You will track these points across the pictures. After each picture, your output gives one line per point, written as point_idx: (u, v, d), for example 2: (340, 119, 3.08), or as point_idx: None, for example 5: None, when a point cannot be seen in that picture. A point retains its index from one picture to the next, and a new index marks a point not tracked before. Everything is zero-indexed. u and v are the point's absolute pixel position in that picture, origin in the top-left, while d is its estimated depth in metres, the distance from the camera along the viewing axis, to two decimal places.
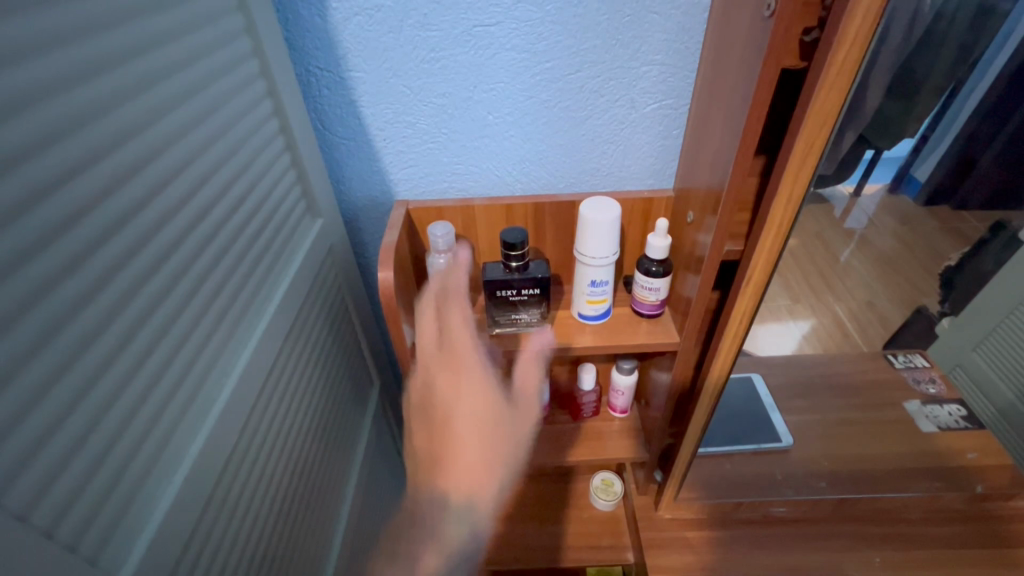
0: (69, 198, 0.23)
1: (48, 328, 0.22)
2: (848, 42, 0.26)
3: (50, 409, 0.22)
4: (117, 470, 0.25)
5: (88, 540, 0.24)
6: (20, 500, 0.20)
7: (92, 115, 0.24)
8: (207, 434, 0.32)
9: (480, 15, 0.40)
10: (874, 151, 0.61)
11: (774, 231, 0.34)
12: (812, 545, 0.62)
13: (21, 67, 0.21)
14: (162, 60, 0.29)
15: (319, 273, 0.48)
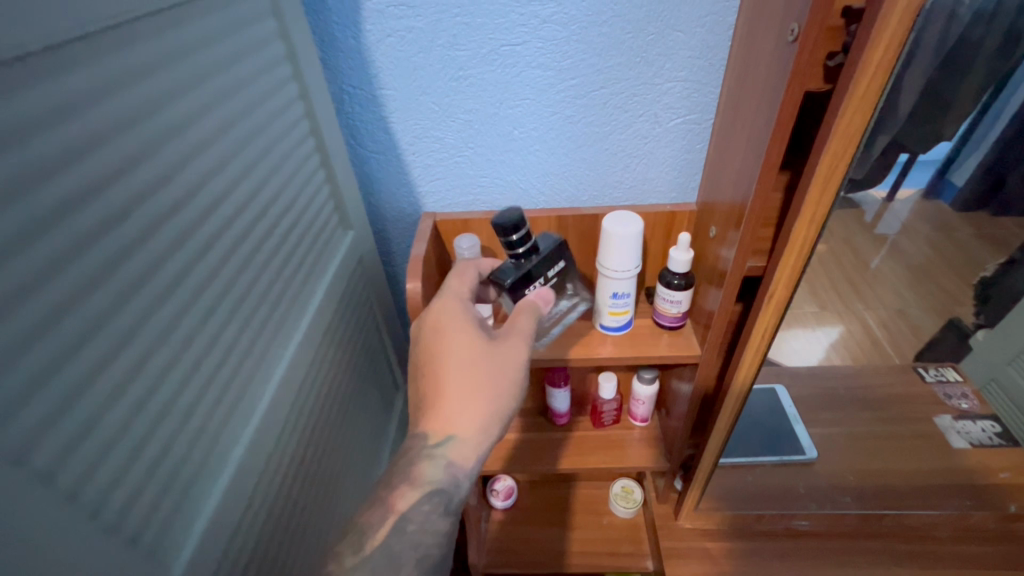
0: (138, 222, 0.25)
1: (119, 341, 0.24)
2: (871, 68, 0.26)
3: (117, 418, 0.24)
4: (169, 477, 0.27)
5: (149, 534, 0.26)
6: (94, 498, 0.23)
7: (157, 145, 0.27)
8: (250, 438, 0.34)
9: (508, 36, 0.41)
10: (907, 156, 0.58)
11: (797, 249, 0.34)
12: (835, 560, 0.61)
13: (96, 106, 0.23)
14: (214, 87, 0.31)
15: (349, 282, 0.50)
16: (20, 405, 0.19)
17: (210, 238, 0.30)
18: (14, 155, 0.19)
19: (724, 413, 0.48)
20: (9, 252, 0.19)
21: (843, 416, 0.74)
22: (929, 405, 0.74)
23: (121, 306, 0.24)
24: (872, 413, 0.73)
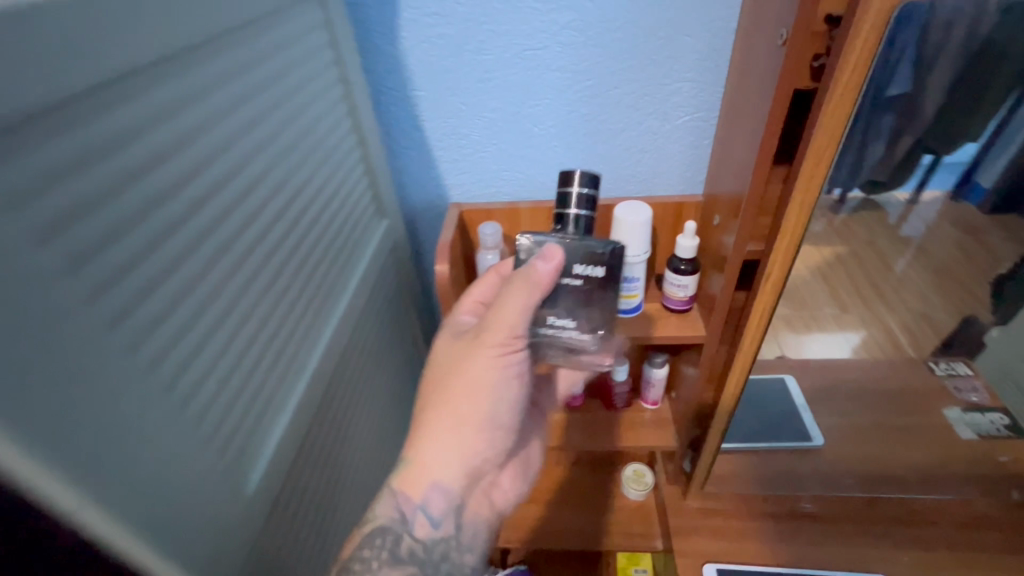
0: (231, 196, 0.30)
1: (217, 291, 0.28)
2: (850, 66, 0.29)
3: (217, 355, 0.28)
4: (254, 417, 0.32)
5: (239, 454, 0.30)
6: (202, 419, 0.27)
7: (242, 133, 0.31)
8: (309, 390, 0.38)
9: (529, 41, 0.46)
10: (931, 157, 0.60)
11: (790, 232, 0.38)
12: (842, 543, 0.62)
13: (203, 99, 0.28)
14: (282, 86, 0.36)
15: (383, 266, 0.54)
16: (154, 332, 0.24)
17: (279, 213, 0.35)
18: (152, 135, 0.24)
19: (727, 392, 0.51)
20: (151, 209, 0.24)
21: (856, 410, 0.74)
22: (937, 398, 0.76)
23: (214, 264, 0.29)
24: (880, 405, 0.75)
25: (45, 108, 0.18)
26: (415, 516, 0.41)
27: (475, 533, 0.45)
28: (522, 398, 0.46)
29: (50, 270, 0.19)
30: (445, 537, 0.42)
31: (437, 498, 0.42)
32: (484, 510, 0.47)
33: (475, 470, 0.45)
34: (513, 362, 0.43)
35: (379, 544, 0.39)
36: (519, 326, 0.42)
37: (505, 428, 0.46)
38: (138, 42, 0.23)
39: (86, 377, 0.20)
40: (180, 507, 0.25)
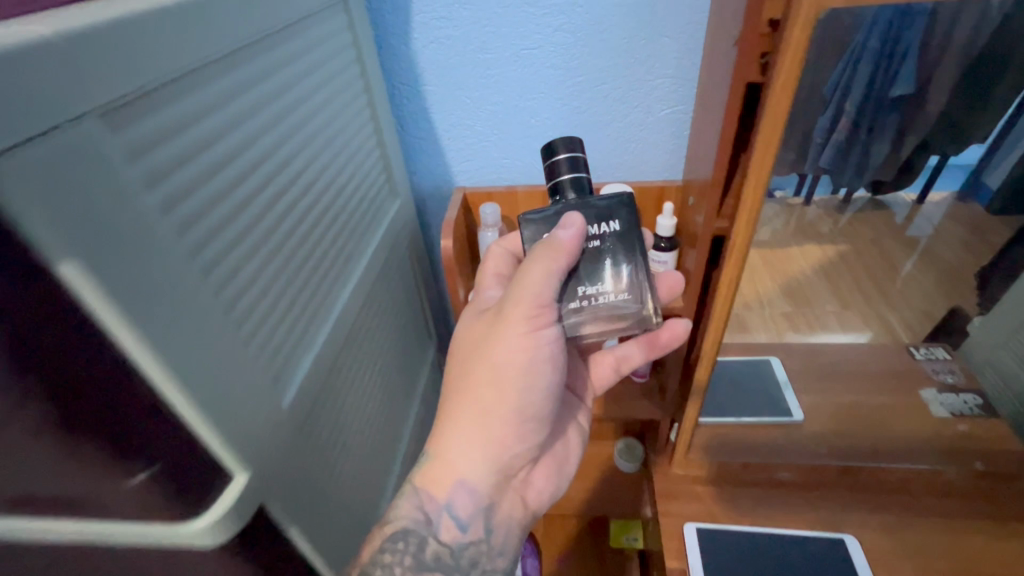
0: (279, 163, 0.35)
1: (270, 240, 0.34)
2: (788, 61, 0.35)
3: (269, 294, 0.34)
4: (305, 354, 0.38)
5: (285, 381, 0.35)
6: (259, 346, 0.32)
7: (287, 113, 0.37)
8: (338, 338, 0.43)
9: (526, 42, 0.52)
10: (939, 159, 0.65)
11: (749, 208, 0.43)
12: (814, 507, 0.67)
13: (261, 81, 0.34)
14: (318, 75, 0.42)
15: (396, 241, 0.59)
16: (226, 265, 0.29)
17: (314, 184, 0.40)
18: (224, 108, 0.30)
19: (702, 360, 0.56)
20: (218, 169, 0.29)
21: (839, 391, 0.76)
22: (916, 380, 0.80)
23: (278, 224, 0.35)
24: (872, 386, 0.76)
25: (159, 84, 0.24)
26: (439, 517, 0.44)
27: (509, 535, 0.47)
28: (555, 387, 0.47)
29: (147, 205, 0.23)
30: (473, 540, 0.44)
31: (462, 499, 0.44)
32: (519, 511, 0.48)
33: (503, 470, 0.46)
34: (542, 345, 0.44)
35: (402, 547, 0.42)
36: (544, 297, 0.43)
37: (537, 423, 0.47)
38: (216, 33, 0.28)
39: (170, 290, 0.24)
40: (239, 418, 0.29)
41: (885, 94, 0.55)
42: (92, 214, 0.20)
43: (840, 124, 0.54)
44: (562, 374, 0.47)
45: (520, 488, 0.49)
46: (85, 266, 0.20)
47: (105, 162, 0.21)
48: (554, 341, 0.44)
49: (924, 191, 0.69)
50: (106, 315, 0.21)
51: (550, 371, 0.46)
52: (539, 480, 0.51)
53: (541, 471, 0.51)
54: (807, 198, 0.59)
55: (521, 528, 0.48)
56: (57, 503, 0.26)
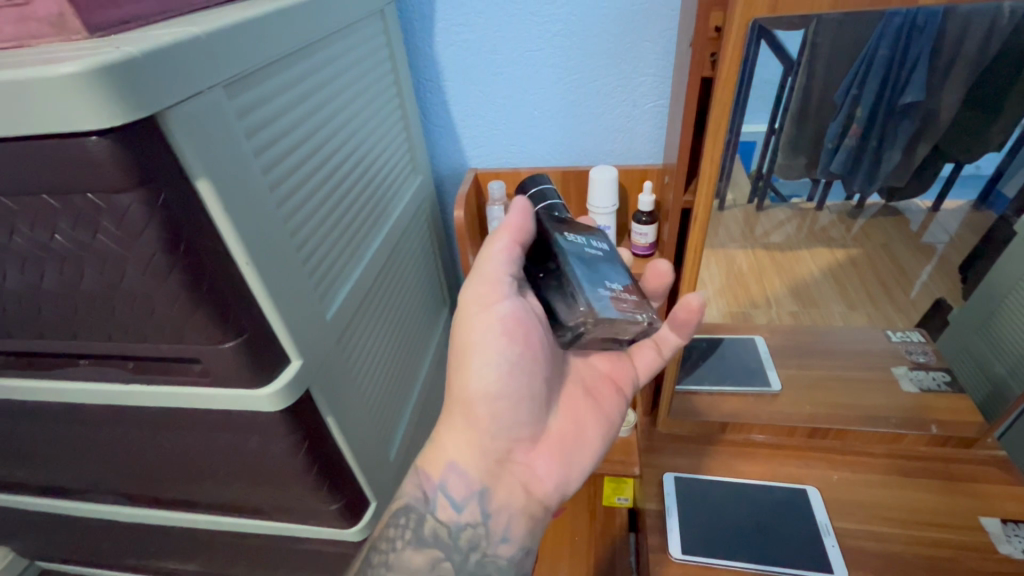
0: (329, 133, 0.46)
1: (323, 191, 0.45)
2: (729, 59, 0.44)
3: (321, 230, 0.44)
4: (343, 284, 0.49)
5: (330, 299, 0.46)
6: (313, 267, 0.43)
7: (337, 94, 0.47)
8: (366, 280, 0.53)
9: (530, 45, 0.62)
10: (953, 167, 0.72)
11: (707, 184, 0.52)
12: (783, 463, 0.75)
13: (320, 70, 0.44)
14: (360, 68, 0.52)
15: (417, 213, 0.69)
16: (293, 202, 0.40)
17: (352, 153, 0.50)
18: (295, 88, 0.40)
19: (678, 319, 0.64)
20: (289, 132, 0.40)
21: (815, 363, 0.84)
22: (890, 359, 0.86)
23: (328, 180, 0.45)
24: (835, 364, 0.85)
25: (259, 66, 0.35)
26: (436, 496, 0.52)
27: (509, 522, 0.52)
28: (516, 363, 0.53)
29: (246, 150, 0.34)
30: (469, 522, 0.52)
31: (455, 479, 0.52)
32: (519, 497, 0.53)
33: (490, 454, 0.53)
34: (488, 321, 0.52)
35: (403, 522, 0.52)
36: (499, 274, 0.52)
37: (508, 403, 0.53)
38: (294, 34, 0.39)
39: (258, 211, 0.35)
40: (297, 315, 0.39)
41: (897, 99, 0.64)
42: (217, 150, 0.31)
43: (850, 131, 0.67)
44: (515, 349, 0.52)
45: (520, 475, 0.54)
46: (213, 183, 0.30)
47: (226, 116, 0.32)
48: (499, 316, 0.52)
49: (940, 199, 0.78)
50: (220, 220, 0.32)
51: (504, 347, 0.52)
52: (542, 466, 0.55)
53: (543, 459, 0.55)
54: (819, 202, 0.74)
55: (525, 516, 0.53)
56: (161, 364, 0.37)
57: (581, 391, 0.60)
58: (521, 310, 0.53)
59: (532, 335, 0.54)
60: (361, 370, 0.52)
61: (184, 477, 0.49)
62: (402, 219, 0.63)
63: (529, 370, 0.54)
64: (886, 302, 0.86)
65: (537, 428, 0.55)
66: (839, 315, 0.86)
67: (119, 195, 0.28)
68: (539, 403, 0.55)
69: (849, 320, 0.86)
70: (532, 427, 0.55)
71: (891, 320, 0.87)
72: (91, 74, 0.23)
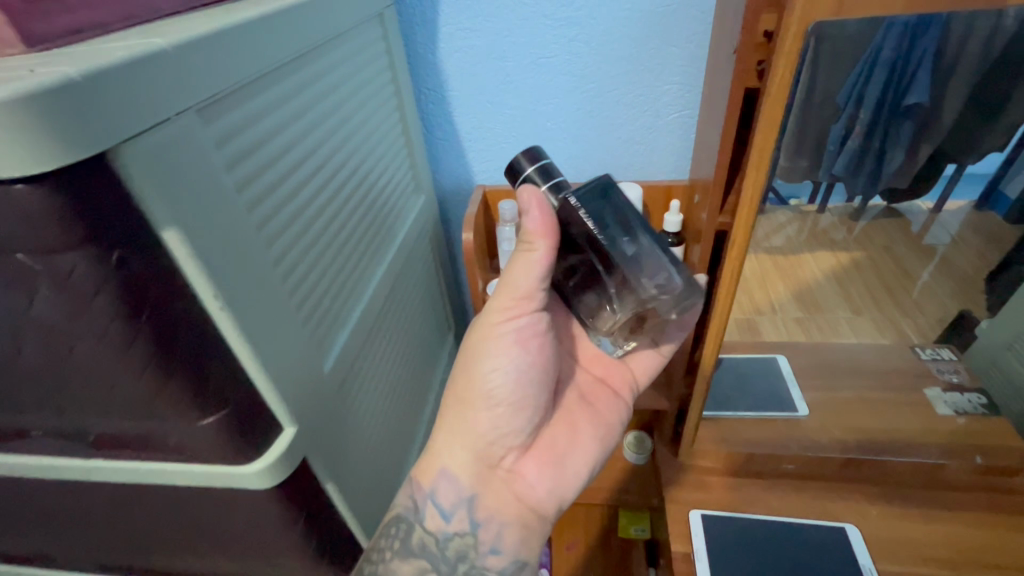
0: (323, 158, 0.40)
1: (316, 224, 0.38)
2: (782, 70, 0.39)
3: (314, 270, 0.38)
4: (341, 327, 0.43)
5: (325, 348, 0.39)
6: (306, 316, 0.36)
7: (331, 112, 0.41)
8: (366, 318, 0.47)
9: (543, 51, 0.57)
10: (956, 166, 0.66)
11: (747, 206, 0.47)
12: (816, 497, 0.70)
13: (312, 87, 0.38)
14: (358, 81, 0.47)
15: (420, 234, 0.63)
16: (279, 240, 0.33)
17: (349, 176, 0.44)
18: (283, 109, 0.34)
19: (708, 346, 0.59)
20: (278, 158, 0.34)
21: (847, 383, 0.78)
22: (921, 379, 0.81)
23: (322, 211, 0.39)
24: (866, 380, 0.78)
25: (239, 85, 0.29)
26: (425, 505, 0.49)
27: (499, 533, 0.48)
28: (526, 373, 0.50)
29: (227, 185, 0.28)
30: (457, 532, 0.48)
31: (445, 486, 0.49)
32: (511, 507, 0.50)
33: (483, 459, 0.50)
34: (504, 330, 0.49)
35: (394, 532, 0.48)
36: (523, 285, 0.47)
37: (508, 410, 0.50)
38: (280, 43, 0.33)
39: (241, 259, 0.29)
40: (289, 374, 0.33)
41: (900, 102, 0.56)
42: (187, 189, 0.25)
43: (852, 133, 0.57)
44: (525, 358, 0.49)
45: (512, 485, 0.50)
46: (183, 232, 0.25)
47: (199, 146, 0.26)
48: (515, 327, 0.49)
49: (942, 199, 0.71)
50: (192, 275, 0.25)
51: (516, 355, 0.49)
52: (532, 474, 0.51)
53: (533, 466, 0.52)
54: (824, 202, 0.64)
55: (519, 526, 0.50)
56: (125, 440, 0.31)
57: (577, 394, 0.57)
58: (540, 321, 0.50)
59: (547, 346, 0.51)
60: (362, 419, 0.47)
61: (161, 549, 0.43)
62: (404, 244, 0.57)
63: (539, 380, 0.51)
64: (899, 315, 0.78)
65: (530, 435, 0.52)
66: (850, 328, 0.77)
67: (60, 253, 0.22)
68: (540, 412, 0.52)
69: (860, 334, 0.77)
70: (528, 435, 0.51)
71: (905, 335, 0.79)
72: (8, 104, 0.17)
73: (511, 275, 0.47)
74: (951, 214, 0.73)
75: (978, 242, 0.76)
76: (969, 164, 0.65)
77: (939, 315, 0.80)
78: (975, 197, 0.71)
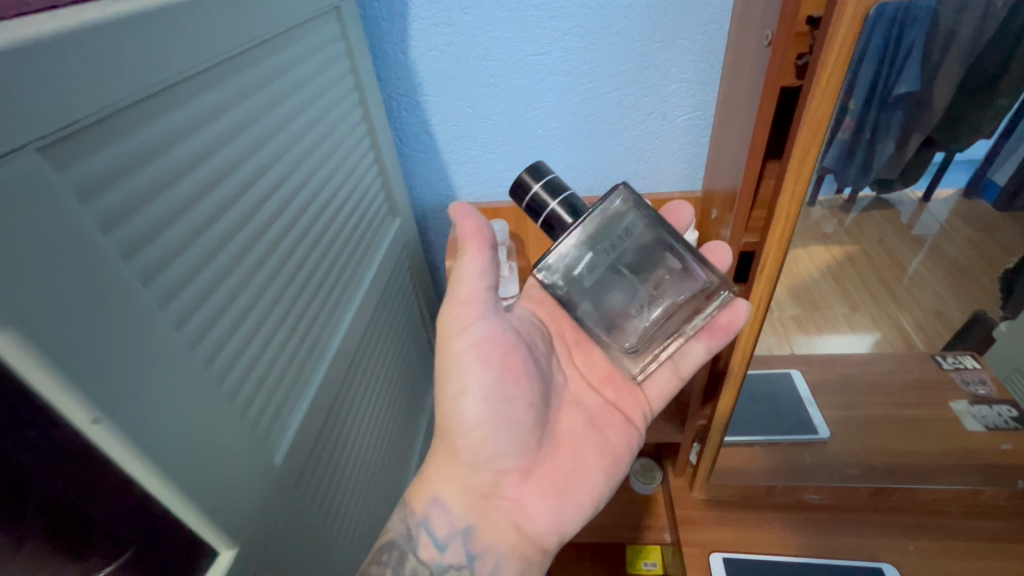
0: (264, 187, 0.31)
1: (256, 273, 0.30)
2: (830, 64, 0.32)
3: (258, 333, 0.30)
4: (301, 395, 0.34)
5: (275, 429, 0.31)
6: (246, 397, 0.28)
7: (274, 130, 0.33)
8: (334, 375, 0.39)
9: (532, 47, 0.49)
10: (944, 154, 0.56)
11: (782, 224, 0.40)
12: (848, 531, 0.64)
13: (245, 100, 0.30)
14: (310, 90, 0.38)
15: (397, 260, 0.55)
16: (197, 309, 0.25)
17: (305, 209, 0.36)
18: (202, 133, 0.26)
19: (735, 364, 0.52)
20: (194, 200, 0.25)
21: (871, 400, 0.68)
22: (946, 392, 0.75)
23: (266, 257, 0.31)
24: (892, 398, 0.68)
25: (118, 108, 0.20)
26: (418, 533, 0.42)
27: (499, 564, 0.42)
28: (496, 388, 0.43)
29: (108, 252, 0.20)
30: (453, 563, 0.41)
31: (438, 515, 0.43)
32: (507, 536, 0.43)
33: (475, 489, 0.44)
34: (461, 346, 0.43)
35: (385, 560, 0.41)
36: (471, 291, 0.43)
37: (494, 433, 0.43)
38: (187, 49, 0.24)
39: (136, 354, 0.20)
40: (227, 481, 0.25)
41: (890, 91, 0.45)
42: (33, 266, 0.17)
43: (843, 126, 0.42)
44: (494, 374, 0.43)
45: (511, 513, 0.44)
46: (26, 342, 0.16)
47: (51, 202, 0.17)
48: (473, 340, 0.43)
49: (930, 188, 0.60)
50: (50, 393, 0.17)
51: (481, 371, 0.43)
52: (535, 504, 0.44)
53: (535, 494, 0.45)
54: (813, 199, 0.45)
55: (517, 558, 0.43)
56: None
57: (583, 416, 0.50)
58: (497, 329, 0.44)
59: (512, 354, 0.44)
60: (333, 494, 0.39)
61: None
62: (380, 276, 0.49)
63: (513, 396, 0.44)
64: (902, 316, 0.67)
65: (527, 456, 0.45)
66: (857, 333, 0.65)
67: None
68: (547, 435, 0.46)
69: (868, 340, 0.66)
70: (519, 456, 0.44)
71: (906, 335, 0.68)
72: None
73: (462, 285, 0.43)
74: (940, 204, 0.63)
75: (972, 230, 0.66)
76: (957, 149, 0.56)
77: (938, 313, 0.69)
78: (965, 186, 0.62)
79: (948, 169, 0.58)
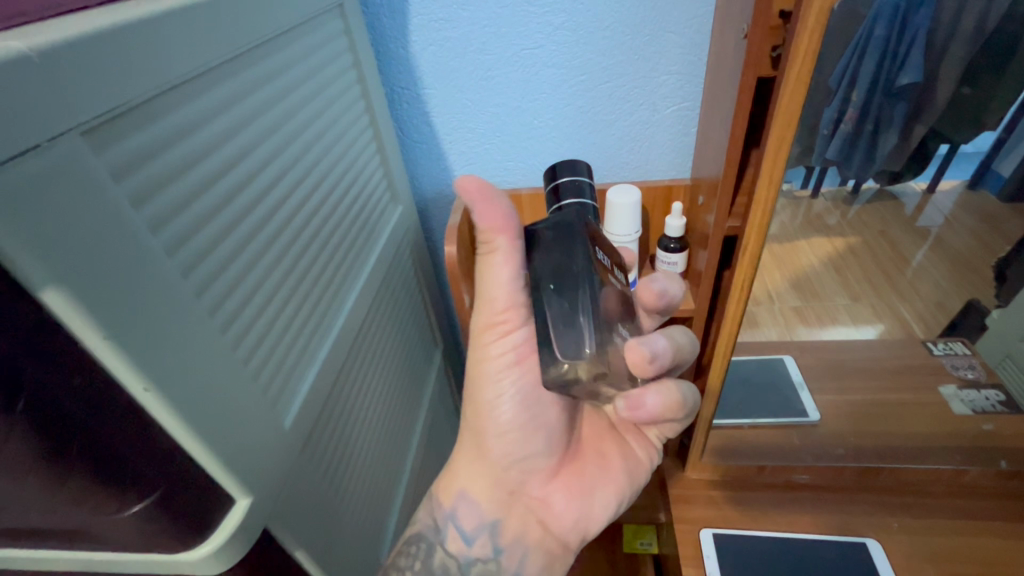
0: (275, 174, 0.34)
1: (265, 253, 0.33)
2: (801, 52, 0.33)
3: (268, 306, 0.32)
4: (308, 366, 0.37)
5: (284, 395, 0.34)
6: (257, 364, 0.31)
7: (282, 121, 0.36)
8: (339, 350, 0.41)
9: (527, 42, 0.51)
10: (949, 146, 0.60)
11: (761, 207, 0.41)
12: (835, 507, 0.64)
13: (257, 93, 0.32)
14: (316, 82, 0.41)
15: (399, 246, 0.58)
16: (212, 281, 0.27)
17: (310, 193, 0.39)
18: (217, 122, 0.29)
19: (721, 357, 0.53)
20: (212, 183, 0.28)
21: (858, 385, 0.71)
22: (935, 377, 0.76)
23: (275, 236, 0.34)
24: (880, 382, 0.71)
25: (143, 99, 0.23)
26: (446, 526, 0.47)
27: (523, 557, 0.46)
28: (531, 393, 0.45)
29: (137, 226, 0.22)
30: (479, 556, 0.46)
31: (465, 509, 0.47)
32: (533, 531, 0.47)
33: (502, 485, 0.47)
34: (500, 350, 0.44)
35: (414, 551, 0.46)
36: (506, 293, 0.40)
37: (520, 437, 0.46)
38: (205, 46, 0.27)
39: (162, 313, 0.23)
40: (239, 437, 0.28)
41: (893, 84, 0.47)
42: (81, 234, 0.19)
43: (846, 116, 0.43)
44: (530, 378, 0.45)
45: (536, 510, 0.48)
46: (72, 297, 0.19)
47: (88, 180, 0.20)
48: (512, 344, 0.44)
49: (936, 180, 0.64)
50: (90, 340, 0.20)
51: (519, 376, 0.45)
52: (559, 504, 0.48)
53: (562, 493, 0.48)
54: (817, 188, 0.47)
55: (542, 552, 0.47)
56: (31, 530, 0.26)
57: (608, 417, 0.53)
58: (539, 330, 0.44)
59: None
60: (338, 464, 0.41)
61: None
62: (383, 262, 0.52)
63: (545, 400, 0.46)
64: (900, 305, 0.71)
65: (557, 456, 0.48)
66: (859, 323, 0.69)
67: None
68: (558, 426, 0.48)
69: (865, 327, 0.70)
70: (550, 458, 0.47)
71: (905, 323, 0.72)
72: None
73: (493, 283, 0.40)
74: (943, 194, 0.67)
75: (972, 221, 0.70)
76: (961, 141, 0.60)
77: (937, 302, 0.73)
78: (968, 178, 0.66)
79: (953, 161, 0.62)
